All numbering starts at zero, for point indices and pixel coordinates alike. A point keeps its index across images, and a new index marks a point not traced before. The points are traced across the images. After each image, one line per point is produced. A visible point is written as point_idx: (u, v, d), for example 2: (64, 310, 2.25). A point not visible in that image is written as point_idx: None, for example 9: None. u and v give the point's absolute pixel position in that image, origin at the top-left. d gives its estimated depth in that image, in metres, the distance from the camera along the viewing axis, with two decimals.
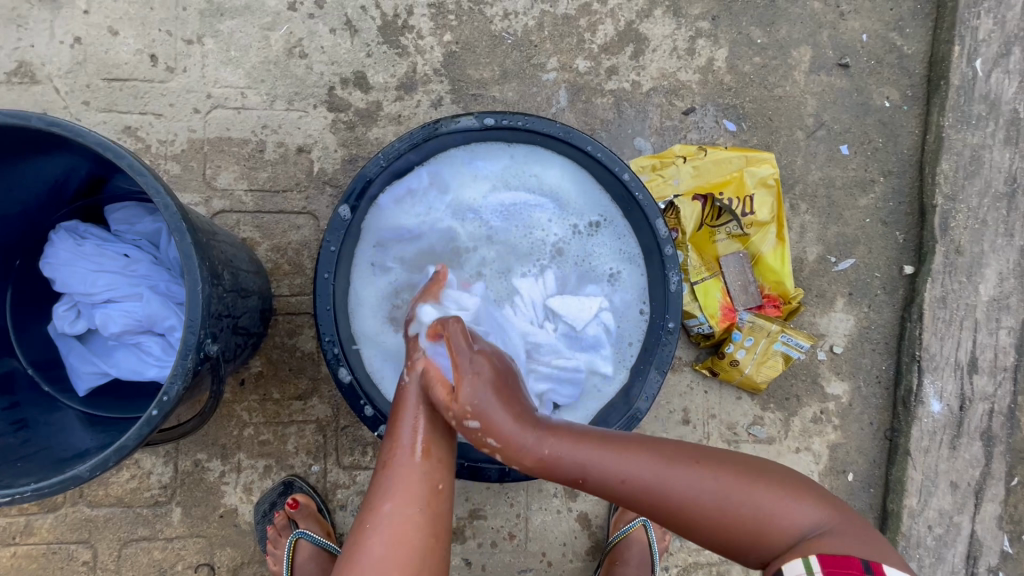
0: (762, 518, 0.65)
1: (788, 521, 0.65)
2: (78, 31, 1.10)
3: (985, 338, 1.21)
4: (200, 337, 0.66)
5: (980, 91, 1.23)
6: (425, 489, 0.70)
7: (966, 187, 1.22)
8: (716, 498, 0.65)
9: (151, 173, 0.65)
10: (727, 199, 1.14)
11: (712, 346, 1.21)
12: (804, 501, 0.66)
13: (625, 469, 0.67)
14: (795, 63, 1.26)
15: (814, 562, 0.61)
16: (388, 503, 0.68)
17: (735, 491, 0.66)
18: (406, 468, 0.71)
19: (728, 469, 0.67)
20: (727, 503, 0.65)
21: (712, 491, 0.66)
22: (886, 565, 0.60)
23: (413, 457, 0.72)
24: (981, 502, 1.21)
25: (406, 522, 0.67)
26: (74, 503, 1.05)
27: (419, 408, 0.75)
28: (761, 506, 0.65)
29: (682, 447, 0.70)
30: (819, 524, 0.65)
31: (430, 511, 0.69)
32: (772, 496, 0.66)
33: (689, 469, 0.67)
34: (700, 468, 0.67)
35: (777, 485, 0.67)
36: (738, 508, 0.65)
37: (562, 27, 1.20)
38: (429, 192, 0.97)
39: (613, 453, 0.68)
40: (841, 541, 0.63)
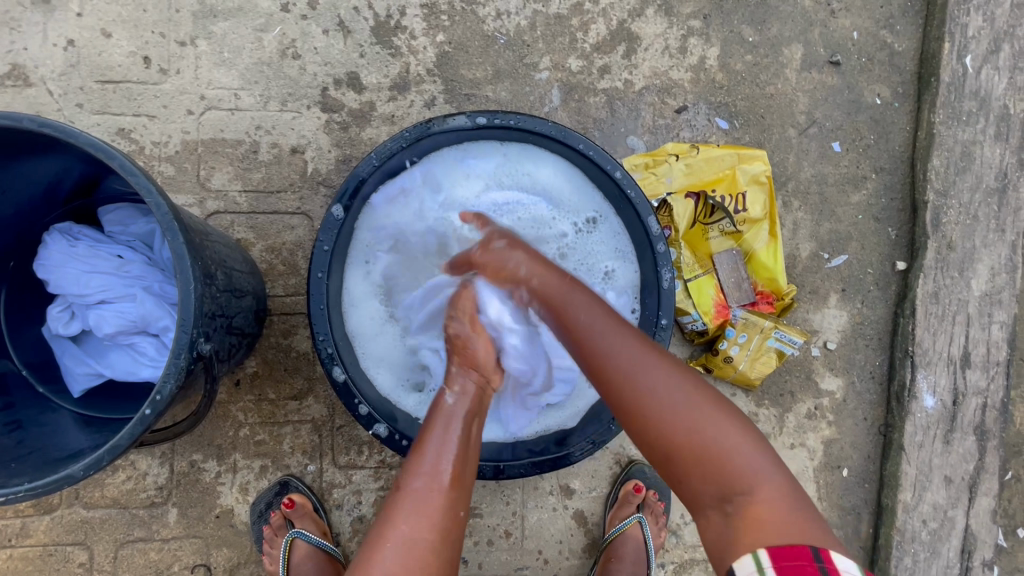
0: (720, 454, 0.66)
1: (746, 466, 0.65)
2: (71, 34, 1.10)
3: (978, 332, 1.22)
4: (193, 336, 0.67)
5: (970, 88, 1.24)
6: (445, 517, 0.70)
7: (957, 183, 1.23)
8: (686, 415, 0.67)
9: (143, 173, 0.66)
10: (720, 196, 1.15)
11: (706, 343, 1.21)
12: (764, 458, 0.67)
13: (616, 345, 0.71)
14: (787, 61, 1.27)
15: (764, 556, 0.59)
16: (405, 524, 0.68)
17: (704, 418, 0.67)
18: (430, 494, 0.71)
19: (705, 400, 0.69)
20: (694, 427, 0.67)
21: (683, 404, 0.68)
22: (834, 552, 0.59)
23: (440, 482, 0.72)
24: (974, 496, 1.22)
25: (422, 543, 0.67)
26: (70, 505, 1.05)
27: (452, 425, 0.78)
28: (724, 442, 0.66)
29: (667, 356, 0.73)
30: (772, 489, 0.65)
31: (447, 539, 0.69)
32: (736, 437, 0.67)
33: (671, 381, 0.70)
34: (677, 385, 0.69)
35: (744, 430, 0.68)
36: (702, 429, 0.66)
37: (555, 26, 1.21)
38: (422, 191, 0.97)
39: (612, 329, 0.73)
40: (785, 515, 0.63)
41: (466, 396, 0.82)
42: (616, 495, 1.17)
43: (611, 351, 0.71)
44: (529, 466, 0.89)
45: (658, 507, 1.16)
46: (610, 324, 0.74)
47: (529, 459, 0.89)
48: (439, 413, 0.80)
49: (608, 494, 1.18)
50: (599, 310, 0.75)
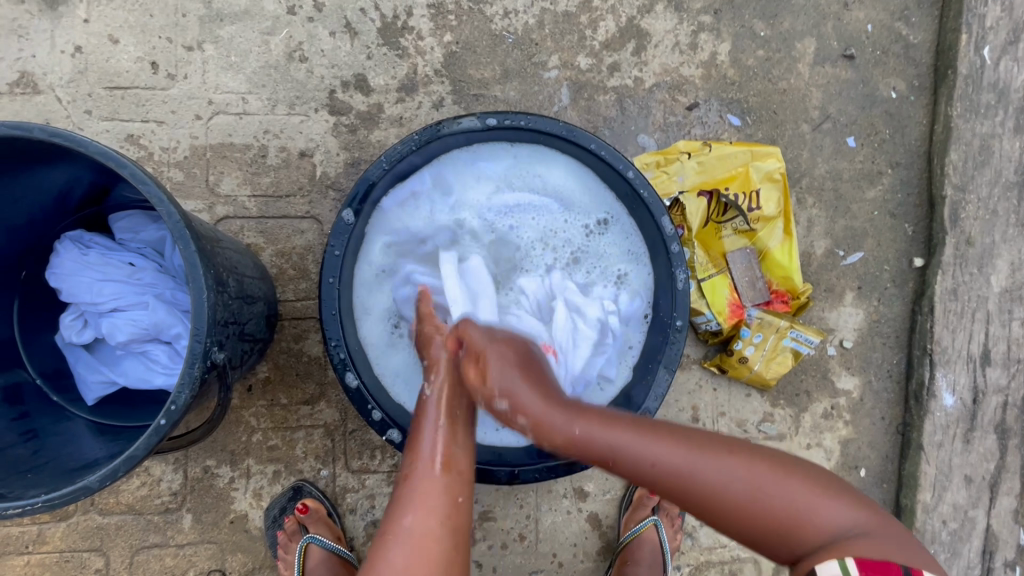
0: (788, 512, 0.64)
1: (826, 518, 0.64)
2: (78, 41, 1.10)
3: (998, 329, 1.20)
4: (206, 346, 0.66)
5: (988, 79, 1.21)
6: (446, 503, 0.69)
7: (976, 177, 1.21)
8: (748, 487, 0.65)
9: (154, 181, 0.65)
10: (733, 194, 1.13)
11: (720, 343, 1.20)
12: (833, 497, 0.65)
13: (657, 458, 0.67)
14: (799, 55, 1.25)
15: (851, 565, 0.60)
16: (409, 516, 0.67)
17: (762, 482, 0.65)
18: (427, 481, 0.70)
19: (754, 460, 0.67)
20: (754, 494, 0.65)
21: (744, 482, 0.65)
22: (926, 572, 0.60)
23: (433, 470, 0.71)
24: (996, 495, 1.20)
25: (427, 533, 0.66)
26: (85, 512, 1.05)
27: (440, 411, 0.76)
28: (789, 496, 0.65)
29: (716, 441, 0.69)
30: (851, 525, 0.64)
31: (451, 526, 0.68)
32: (797, 488, 0.65)
33: (717, 459, 0.67)
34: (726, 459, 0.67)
35: (802, 477, 0.67)
36: (772, 501, 0.65)
37: (563, 24, 1.19)
38: (432, 194, 0.96)
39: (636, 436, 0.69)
40: (877, 546, 0.62)
41: (445, 385, 0.79)
42: (631, 497, 1.16)
43: (639, 459, 0.67)
44: (544, 471, 0.88)
45: (673, 509, 1.16)
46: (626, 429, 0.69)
47: (544, 463, 0.89)
48: (425, 405, 0.78)
49: (622, 496, 1.17)
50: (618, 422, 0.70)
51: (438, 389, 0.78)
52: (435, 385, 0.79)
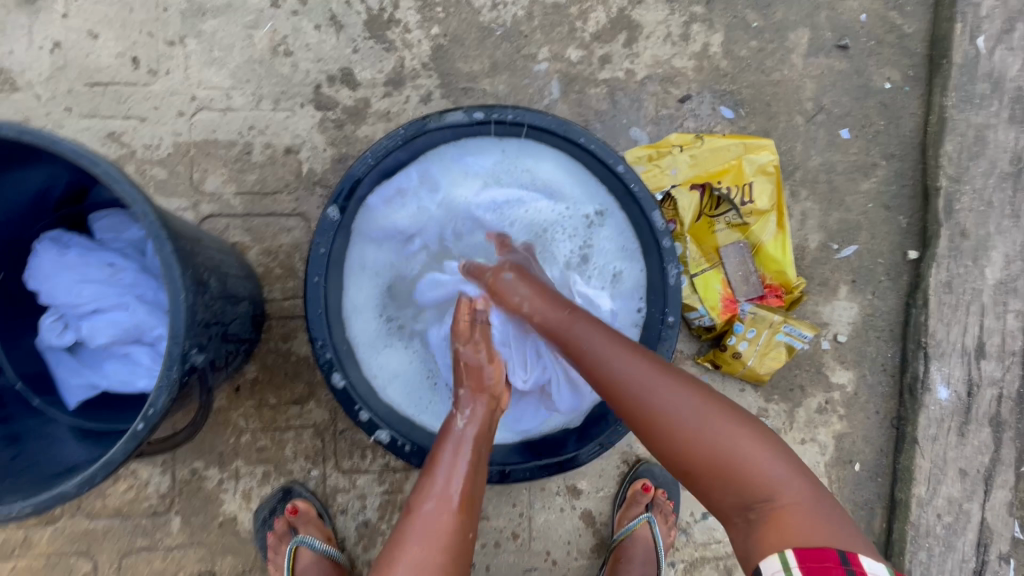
0: (739, 467, 0.66)
1: (766, 473, 0.66)
2: (57, 36, 1.07)
3: (992, 322, 1.19)
4: (185, 348, 0.65)
5: (984, 69, 1.20)
6: (456, 538, 0.68)
7: (971, 168, 1.19)
8: (696, 419, 0.68)
9: (129, 180, 0.63)
10: (726, 188, 1.12)
11: (713, 339, 1.19)
12: (790, 469, 0.66)
13: (623, 368, 0.71)
14: (793, 46, 1.23)
15: (790, 556, 0.60)
16: (417, 547, 0.66)
17: (723, 432, 0.67)
18: (441, 517, 0.69)
19: (723, 412, 0.69)
20: (711, 441, 0.67)
21: (694, 414, 0.68)
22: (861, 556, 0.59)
23: (450, 504, 0.70)
24: (990, 488, 1.20)
25: (432, 567, 0.65)
26: (72, 515, 1.04)
27: (463, 448, 0.75)
28: (745, 452, 0.67)
29: (679, 375, 0.73)
30: (800, 497, 0.65)
31: (456, 562, 0.67)
32: (755, 449, 0.67)
33: (687, 398, 0.70)
34: (696, 404, 0.69)
35: (764, 440, 0.68)
36: (719, 440, 0.67)
37: (553, 16, 1.17)
38: (419, 191, 0.95)
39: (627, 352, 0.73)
40: (808, 518, 0.63)
41: (479, 420, 0.78)
42: (625, 495, 1.15)
43: (623, 378, 0.71)
44: (535, 470, 0.87)
45: (667, 506, 1.13)
46: (616, 343, 0.74)
47: (535, 462, 0.87)
48: (449, 436, 0.77)
49: (616, 494, 1.17)
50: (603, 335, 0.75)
51: (468, 423, 0.77)
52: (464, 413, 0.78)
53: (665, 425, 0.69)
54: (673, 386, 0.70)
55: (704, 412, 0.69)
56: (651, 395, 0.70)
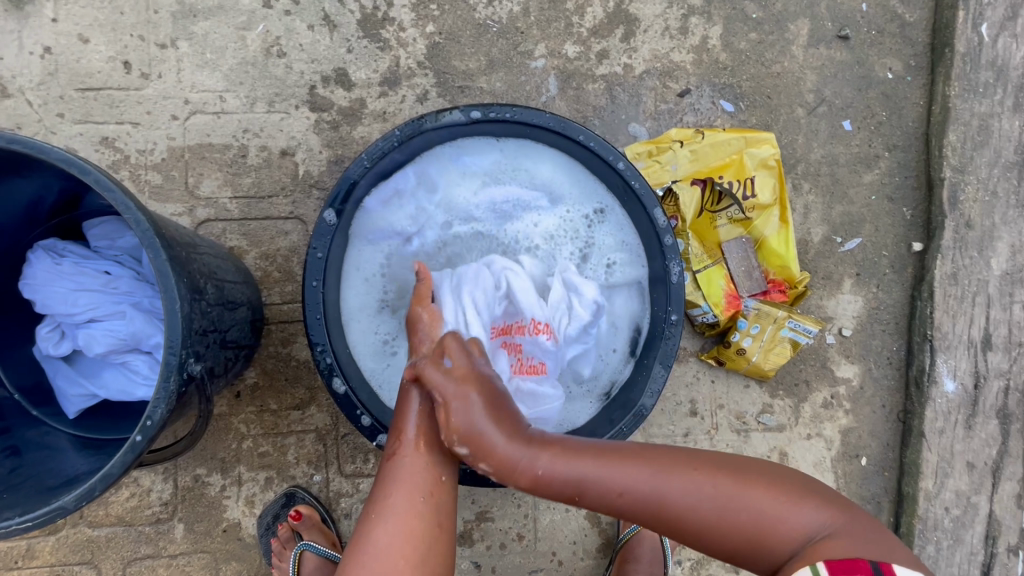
0: (765, 531, 0.62)
1: (794, 520, 0.63)
2: (47, 41, 1.06)
3: (999, 313, 1.18)
4: (182, 358, 0.64)
5: (987, 57, 1.18)
6: (428, 479, 0.68)
7: (975, 158, 1.18)
8: (714, 499, 0.64)
9: (119, 187, 0.62)
10: (727, 182, 1.11)
11: (717, 335, 1.18)
12: (811, 502, 0.64)
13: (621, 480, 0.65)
14: (793, 37, 1.21)
15: (822, 569, 0.59)
16: (393, 495, 0.66)
17: (740, 502, 0.63)
18: (408, 460, 0.68)
19: (725, 477, 0.65)
20: (727, 511, 0.63)
21: (709, 494, 0.64)
22: (896, 564, 0.58)
23: (416, 446, 0.69)
24: (998, 480, 1.19)
25: (412, 515, 0.65)
26: (75, 525, 1.03)
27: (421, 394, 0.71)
28: (760, 512, 0.63)
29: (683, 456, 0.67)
30: (827, 524, 0.62)
31: (434, 502, 0.67)
32: (777, 503, 0.63)
33: (694, 479, 0.65)
34: (701, 481, 0.65)
35: (775, 486, 0.64)
36: (741, 510, 0.63)
37: (549, 11, 1.16)
38: (417, 192, 0.93)
39: (611, 467, 0.65)
40: (846, 543, 0.61)
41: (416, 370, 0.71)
42: None
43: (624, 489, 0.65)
44: None
45: None
46: (606, 458, 0.66)
47: None
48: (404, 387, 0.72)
49: None
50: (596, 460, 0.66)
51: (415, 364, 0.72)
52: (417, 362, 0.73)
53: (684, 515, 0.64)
54: (676, 471, 0.65)
55: (718, 489, 0.64)
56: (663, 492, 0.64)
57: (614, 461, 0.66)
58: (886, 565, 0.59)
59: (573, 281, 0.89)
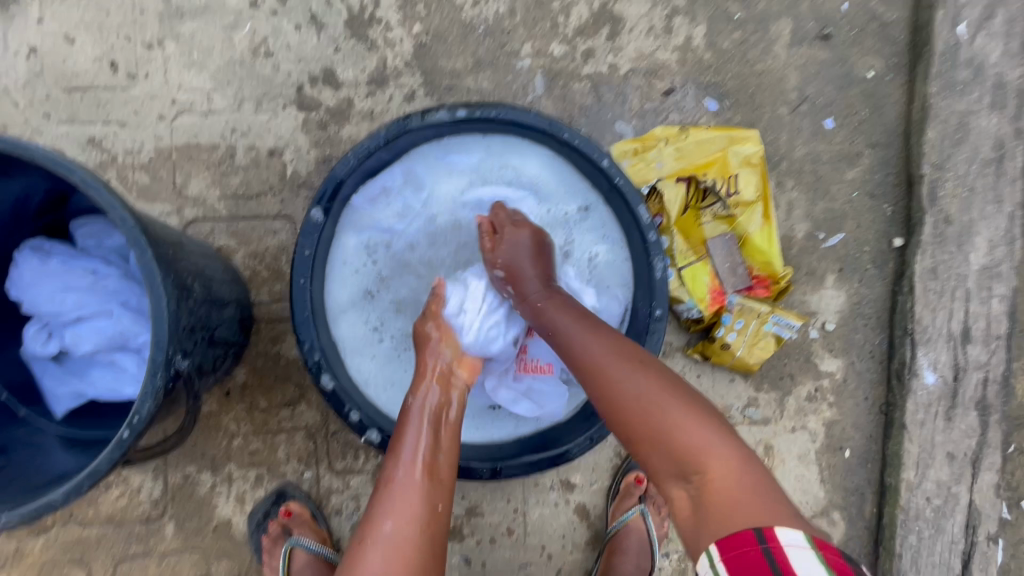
0: (672, 441, 0.66)
1: (697, 443, 0.65)
2: (33, 41, 1.06)
3: (977, 307, 1.20)
4: (169, 354, 0.65)
5: (965, 56, 1.20)
6: (426, 509, 0.69)
7: (954, 155, 1.20)
8: (638, 395, 0.70)
9: (104, 186, 0.63)
10: (711, 180, 1.13)
11: (702, 331, 1.19)
12: (730, 447, 0.65)
13: (580, 342, 0.76)
14: (776, 36, 1.23)
15: (715, 552, 0.60)
16: (388, 522, 0.67)
17: (656, 402, 0.69)
18: (408, 490, 0.70)
19: (655, 378, 0.71)
20: (645, 406, 0.69)
21: (636, 388, 0.70)
22: (780, 529, 0.58)
23: (416, 476, 0.71)
24: (978, 471, 1.21)
25: (406, 540, 0.66)
26: (64, 524, 1.03)
27: (423, 421, 0.76)
28: (669, 420, 0.67)
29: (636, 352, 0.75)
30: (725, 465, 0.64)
31: (429, 532, 0.68)
32: (689, 423, 0.67)
33: (629, 372, 0.72)
34: (637, 376, 0.71)
35: (695, 411, 0.68)
36: (654, 409, 0.68)
37: (535, 11, 1.17)
38: (404, 190, 0.94)
39: (582, 329, 0.77)
40: (735, 494, 0.62)
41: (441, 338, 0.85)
42: (618, 488, 1.15)
43: (579, 348, 0.76)
44: (526, 466, 0.87)
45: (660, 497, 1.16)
46: (580, 324, 0.78)
47: (527, 459, 0.88)
48: (408, 414, 0.77)
49: (609, 487, 1.17)
50: (574, 318, 0.79)
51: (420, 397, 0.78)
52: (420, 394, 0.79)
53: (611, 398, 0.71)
54: (621, 360, 0.73)
55: (644, 386, 0.70)
56: (604, 365, 0.73)
57: (588, 334, 0.77)
58: (771, 532, 0.58)
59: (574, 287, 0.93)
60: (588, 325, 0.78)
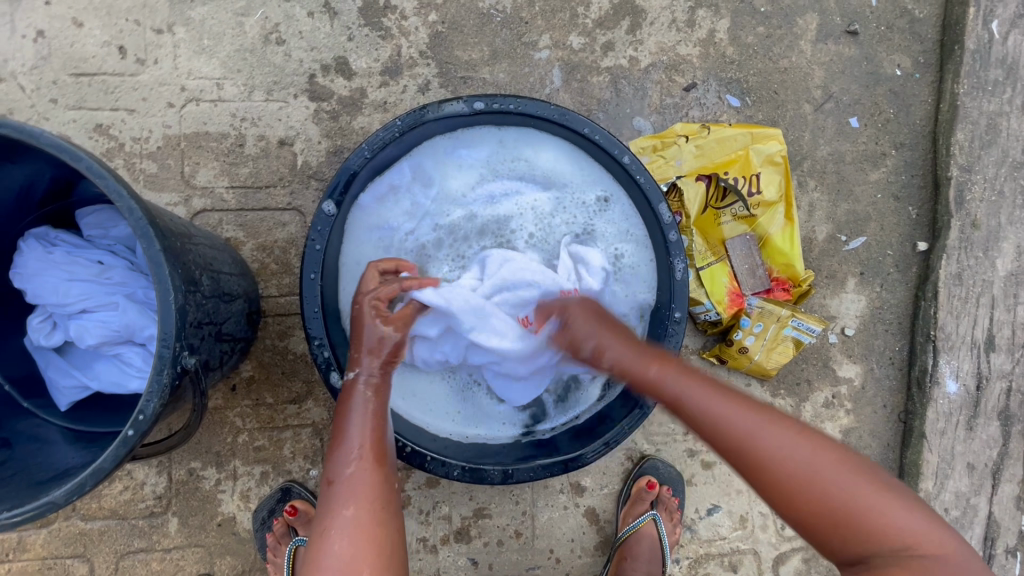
0: (869, 517, 0.58)
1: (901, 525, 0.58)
2: (40, 24, 1.04)
3: (1002, 314, 1.17)
4: (175, 350, 0.63)
5: (997, 55, 1.16)
6: (381, 490, 0.65)
7: (983, 157, 1.17)
8: (810, 472, 0.61)
9: (113, 175, 0.60)
10: (732, 178, 1.09)
11: (719, 333, 1.17)
12: (917, 513, 0.59)
13: (725, 410, 0.66)
14: (801, 32, 1.19)
15: None
16: (348, 508, 0.63)
17: (836, 474, 0.61)
18: (362, 475, 0.65)
19: (826, 449, 0.63)
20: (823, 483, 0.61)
21: (809, 464, 0.61)
22: None
23: (366, 457, 0.67)
24: (998, 482, 1.18)
25: (369, 524, 0.63)
26: (67, 517, 1.02)
27: (369, 404, 0.71)
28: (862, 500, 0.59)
29: (787, 417, 0.66)
30: (936, 548, 0.57)
31: (387, 514, 0.65)
32: (874, 492, 0.60)
33: (790, 436, 0.63)
34: (801, 441, 0.63)
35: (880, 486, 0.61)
36: (839, 492, 0.60)
37: (554, 1, 1.14)
38: (413, 187, 0.92)
39: (718, 395, 0.68)
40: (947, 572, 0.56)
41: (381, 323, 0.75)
42: (629, 490, 1.13)
43: (723, 420, 0.66)
44: (538, 470, 0.85)
45: (672, 503, 1.11)
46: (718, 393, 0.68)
47: (538, 462, 0.85)
48: (351, 395, 0.72)
49: (620, 490, 1.15)
50: (696, 381, 0.70)
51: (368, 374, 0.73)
52: (362, 368, 0.73)
53: (776, 471, 0.62)
54: (783, 429, 0.64)
55: (819, 465, 0.61)
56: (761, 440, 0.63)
57: (733, 399, 0.68)
58: None
59: (577, 253, 0.91)
60: (722, 391, 0.69)
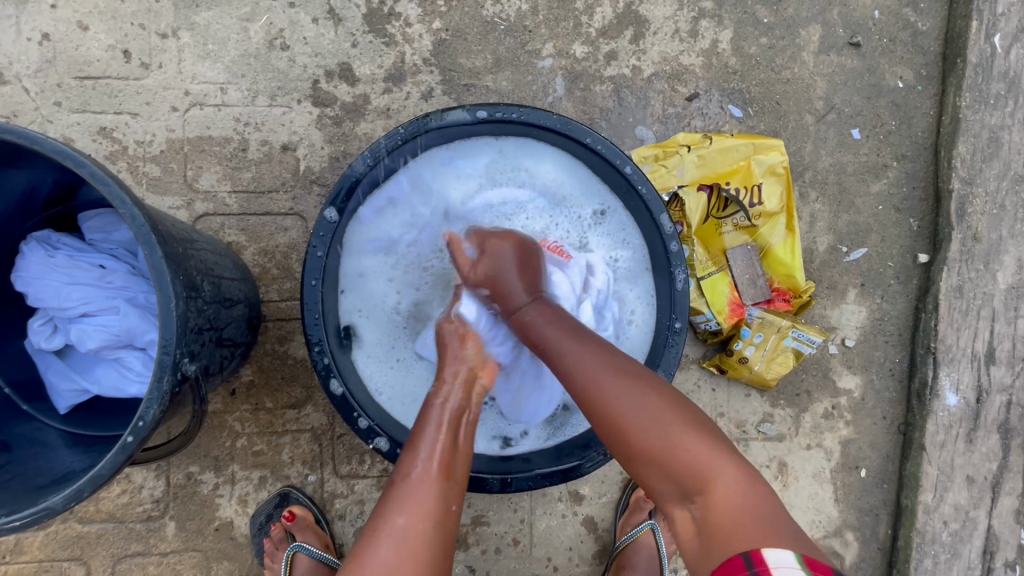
0: (671, 456, 0.63)
1: (703, 465, 0.62)
2: (46, 27, 1.04)
3: (1003, 327, 1.17)
4: (176, 357, 0.63)
5: (999, 68, 1.17)
6: (440, 507, 0.65)
7: (984, 170, 1.17)
8: (635, 419, 0.65)
9: (115, 181, 0.61)
10: (734, 189, 1.09)
11: (720, 343, 1.17)
12: (715, 455, 0.62)
13: (572, 359, 0.71)
14: (804, 43, 1.20)
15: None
16: (403, 516, 0.63)
17: (657, 420, 0.64)
18: (425, 487, 0.66)
19: (656, 397, 0.67)
20: (645, 430, 0.64)
21: (628, 405, 0.66)
22: (769, 550, 0.54)
23: (432, 474, 0.67)
24: (998, 496, 1.17)
25: (419, 538, 0.62)
26: (64, 520, 1.02)
27: (443, 424, 0.73)
28: (671, 447, 0.63)
29: (630, 369, 0.70)
30: (730, 487, 0.61)
31: (441, 530, 0.64)
32: (683, 432, 0.64)
33: (623, 388, 0.67)
34: (626, 386, 0.67)
35: (697, 429, 0.64)
36: (655, 433, 0.64)
37: (558, 10, 1.14)
38: (411, 199, 0.91)
39: (570, 347, 0.72)
40: (738, 526, 0.58)
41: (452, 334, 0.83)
42: (628, 500, 1.13)
43: (570, 369, 0.70)
44: (538, 479, 0.86)
45: None
46: (574, 341, 0.73)
47: (538, 472, 0.86)
48: (428, 416, 0.74)
49: (619, 499, 1.15)
50: (562, 329, 0.75)
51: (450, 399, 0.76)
52: (444, 395, 0.76)
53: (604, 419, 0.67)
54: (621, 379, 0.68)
55: (644, 414, 0.65)
56: (598, 387, 0.68)
57: (578, 349, 0.72)
58: (758, 554, 0.54)
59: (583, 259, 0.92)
60: (577, 339, 0.73)
